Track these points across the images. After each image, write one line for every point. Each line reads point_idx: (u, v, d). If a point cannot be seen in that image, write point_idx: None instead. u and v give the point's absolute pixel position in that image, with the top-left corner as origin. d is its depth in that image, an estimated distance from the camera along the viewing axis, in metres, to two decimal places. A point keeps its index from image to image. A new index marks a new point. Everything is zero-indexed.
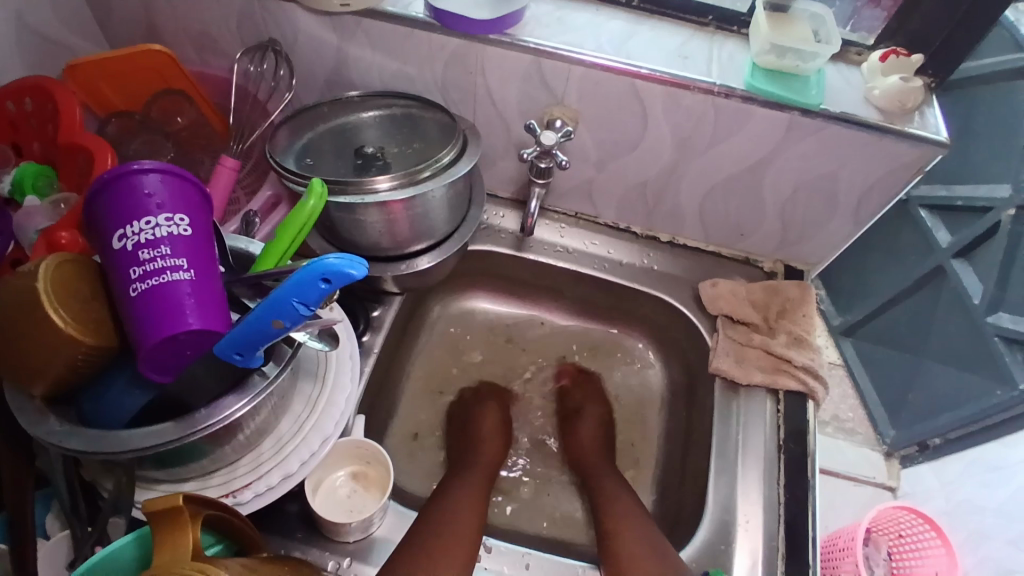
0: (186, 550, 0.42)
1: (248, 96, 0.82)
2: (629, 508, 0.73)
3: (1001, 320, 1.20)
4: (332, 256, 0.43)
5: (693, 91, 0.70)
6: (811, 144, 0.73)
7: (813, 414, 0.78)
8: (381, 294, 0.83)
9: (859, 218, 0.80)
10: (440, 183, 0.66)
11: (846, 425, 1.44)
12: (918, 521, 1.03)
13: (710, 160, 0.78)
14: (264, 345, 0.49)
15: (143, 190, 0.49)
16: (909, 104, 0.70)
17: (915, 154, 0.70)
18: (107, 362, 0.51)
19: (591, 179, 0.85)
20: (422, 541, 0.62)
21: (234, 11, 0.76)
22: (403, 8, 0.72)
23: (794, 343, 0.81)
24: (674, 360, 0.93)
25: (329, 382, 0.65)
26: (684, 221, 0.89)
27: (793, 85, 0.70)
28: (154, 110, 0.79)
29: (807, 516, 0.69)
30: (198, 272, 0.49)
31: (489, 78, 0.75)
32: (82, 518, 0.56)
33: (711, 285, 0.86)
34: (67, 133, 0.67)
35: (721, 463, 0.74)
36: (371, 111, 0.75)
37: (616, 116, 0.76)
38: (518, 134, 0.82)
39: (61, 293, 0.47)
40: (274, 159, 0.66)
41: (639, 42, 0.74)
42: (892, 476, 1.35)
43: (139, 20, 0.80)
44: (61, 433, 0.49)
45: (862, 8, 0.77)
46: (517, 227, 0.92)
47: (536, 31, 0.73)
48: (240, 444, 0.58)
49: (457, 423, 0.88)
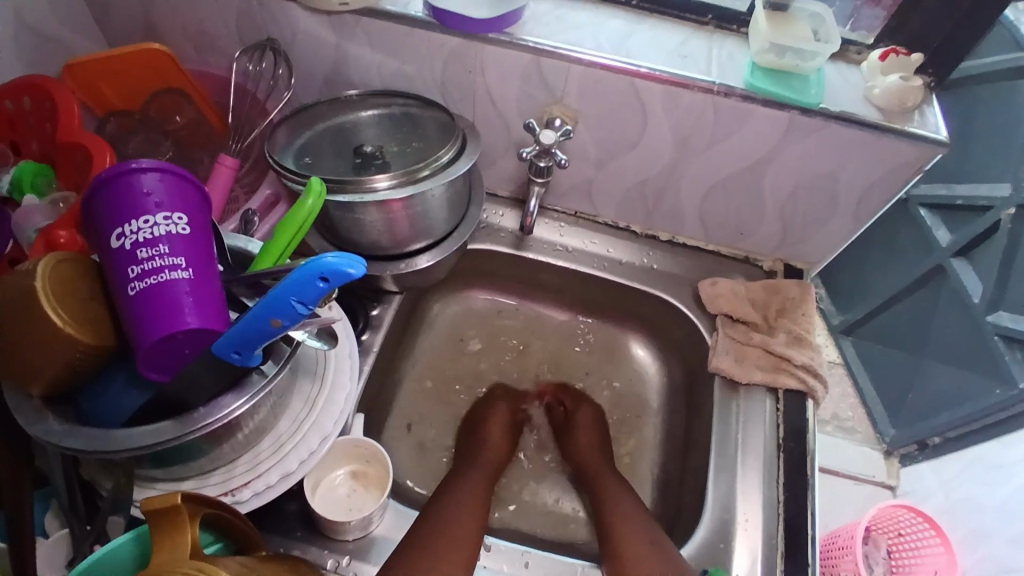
0: (184, 550, 0.42)
1: (246, 95, 0.82)
2: (630, 504, 0.74)
3: (1001, 319, 1.20)
4: (330, 254, 0.43)
5: (692, 91, 0.70)
6: (811, 143, 0.73)
7: (812, 413, 0.78)
8: (380, 293, 0.83)
9: (859, 216, 0.80)
10: (438, 181, 0.66)
11: (846, 424, 1.44)
12: (918, 519, 1.03)
13: (710, 158, 0.78)
14: (262, 344, 0.49)
15: (141, 188, 0.49)
16: (909, 102, 0.70)
17: (915, 153, 0.70)
18: (105, 361, 0.51)
19: (590, 178, 0.85)
20: (423, 540, 0.62)
21: (234, 10, 0.76)
22: (402, 7, 0.72)
23: (793, 343, 0.81)
24: (673, 359, 0.93)
25: (328, 381, 0.65)
26: (684, 220, 0.89)
27: (794, 84, 0.70)
28: (152, 109, 0.79)
29: (807, 515, 0.69)
30: (196, 271, 0.49)
31: (488, 77, 0.75)
32: (80, 517, 0.56)
33: (711, 284, 0.86)
34: (65, 132, 0.67)
35: (721, 461, 0.74)
36: (370, 110, 0.75)
37: (615, 115, 0.76)
38: (517, 133, 0.82)
39: (59, 291, 0.47)
40: (273, 158, 0.66)
41: (639, 40, 0.74)
42: (891, 475, 1.35)
43: (138, 19, 0.80)
44: (59, 431, 0.49)
45: (861, 8, 0.77)
46: (516, 226, 0.92)
47: (535, 30, 0.73)
48: (239, 443, 0.58)
49: (469, 423, 0.88)
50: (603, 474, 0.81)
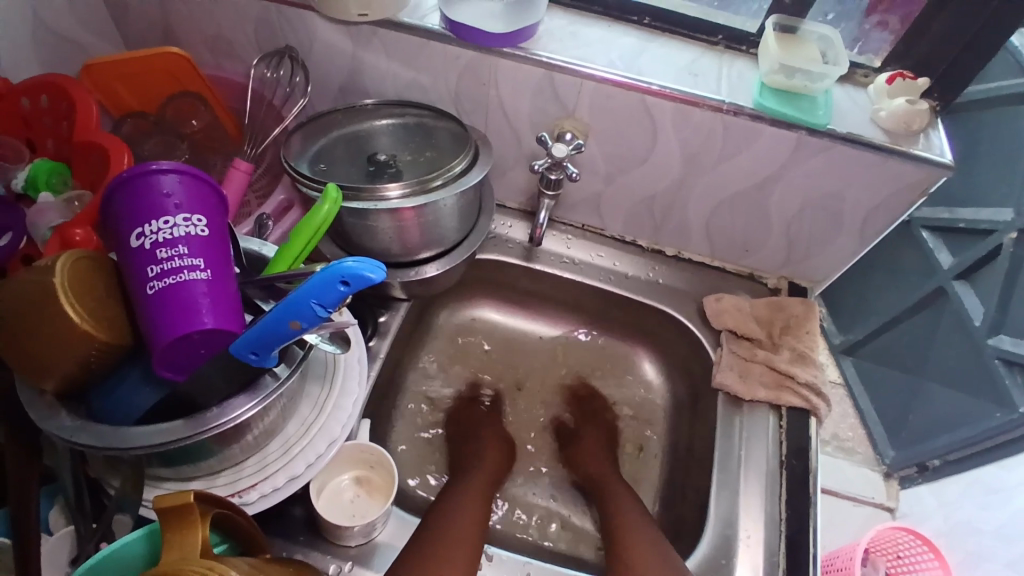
0: (195, 548, 0.42)
1: (262, 100, 0.83)
2: (647, 514, 0.75)
3: (1002, 342, 1.20)
4: (350, 259, 0.44)
5: (703, 109, 0.72)
6: (817, 163, 0.74)
7: (815, 431, 0.78)
8: (388, 300, 0.83)
9: (863, 237, 0.81)
10: (451, 191, 0.67)
11: (846, 445, 1.44)
12: (917, 541, 1.04)
13: (720, 174, 0.78)
14: (279, 346, 0.49)
15: (161, 189, 0.50)
16: (915, 126, 0.71)
17: (921, 175, 0.71)
18: (120, 358, 0.51)
19: (599, 191, 0.86)
20: (422, 548, 0.63)
21: (253, 17, 0.77)
22: (419, 20, 0.74)
23: (797, 360, 0.82)
24: (676, 373, 0.93)
25: (337, 385, 0.65)
26: (690, 235, 0.89)
27: (802, 105, 0.71)
28: (168, 111, 0.80)
29: (809, 532, 0.69)
30: (214, 273, 0.50)
31: (501, 90, 0.76)
32: (86, 515, 0.56)
33: (716, 300, 0.86)
34: (82, 132, 0.67)
35: (723, 476, 0.74)
36: (384, 119, 0.76)
37: (627, 131, 0.77)
38: (528, 146, 0.83)
39: (77, 288, 0.47)
40: (288, 163, 0.67)
41: (651, 58, 0.76)
42: (891, 497, 1.35)
43: (157, 24, 0.81)
44: (71, 428, 0.49)
45: (869, 31, 0.78)
46: (524, 237, 0.93)
47: (549, 45, 0.74)
48: (247, 445, 0.58)
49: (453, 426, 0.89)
50: (616, 481, 0.82)
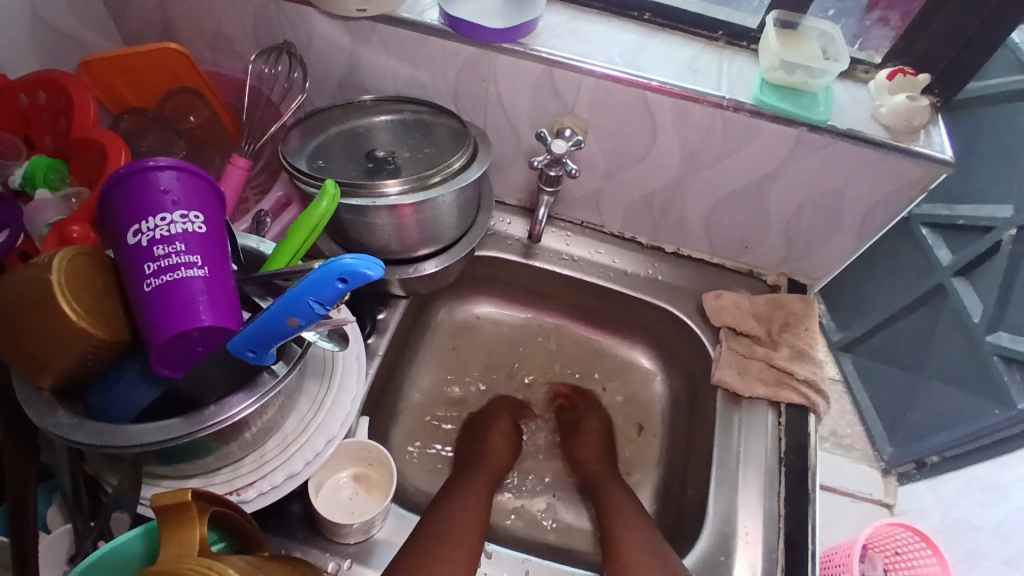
0: (193, 546, 0.42)
1: (260, 97, 0.82)
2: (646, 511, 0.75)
3: (1000, 339, 1.20)
4: (348, 256, 0.44)
5: (703, 105, 0.71)
6: (816, 160, 0.74)
7: (814, 428, 0.78)
8: (387, 297, 0.83)
9: (862, 234, 0.81)
10: (449, 188, 0.67)
11: (844, 441, 1.44)
12: (914, 538, 1.04)
13: (719, 171, 0.78)
14: (277, 344, 0.49)
15: (159, 185, 0.50)
16: (916, 122, 0.71)
17: (920, 172, 0.71)
18: (117, 355, 0.51)
19: (599, 188, 0.86)
20: (422, 545, 0.63)
21: (251, 13, 0.77)
22: (418, 15, 0.73)
23: (796, 356, 0.82)
24: (675, 370, 0.93)
25: (335, 382, 0.65)
26: (689, 232, 0.89)
27: (803, 101, 0.71)
28: (167, 107, 0.80)
29: (808, 528, 0.70)
30: (211, 270, 0.50)
31: (501, 86, 0.76)
32: (84, 512, 0.56)
33: (715, 297, 0.86)
34: (80, 128, 0.67)
35: (722, 473, 0.74)
36: (383, 115, 0.75)
37: (627, 127, 0.76)
38: (528, 142, 0.82)
39: (74, 285, 0.47)
40: (286, 159, 0.67)
41: (651, 54, 0.75)
42: (889, 493, 1.36)
43: (155, 19, 0.81)
44: (69, 425, 0.49)
45: (870, 28, 0.78)
46: (523, 234, 0.92)
47: (549, 41, 0.73)
48: (245, 442, 0.58)
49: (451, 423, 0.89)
50: (615, 478, 0.82)
